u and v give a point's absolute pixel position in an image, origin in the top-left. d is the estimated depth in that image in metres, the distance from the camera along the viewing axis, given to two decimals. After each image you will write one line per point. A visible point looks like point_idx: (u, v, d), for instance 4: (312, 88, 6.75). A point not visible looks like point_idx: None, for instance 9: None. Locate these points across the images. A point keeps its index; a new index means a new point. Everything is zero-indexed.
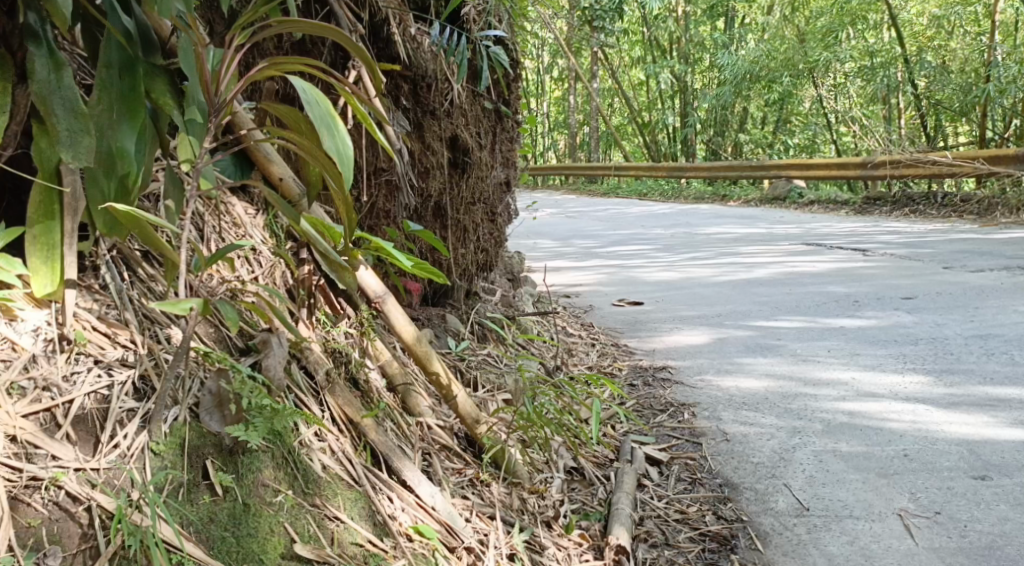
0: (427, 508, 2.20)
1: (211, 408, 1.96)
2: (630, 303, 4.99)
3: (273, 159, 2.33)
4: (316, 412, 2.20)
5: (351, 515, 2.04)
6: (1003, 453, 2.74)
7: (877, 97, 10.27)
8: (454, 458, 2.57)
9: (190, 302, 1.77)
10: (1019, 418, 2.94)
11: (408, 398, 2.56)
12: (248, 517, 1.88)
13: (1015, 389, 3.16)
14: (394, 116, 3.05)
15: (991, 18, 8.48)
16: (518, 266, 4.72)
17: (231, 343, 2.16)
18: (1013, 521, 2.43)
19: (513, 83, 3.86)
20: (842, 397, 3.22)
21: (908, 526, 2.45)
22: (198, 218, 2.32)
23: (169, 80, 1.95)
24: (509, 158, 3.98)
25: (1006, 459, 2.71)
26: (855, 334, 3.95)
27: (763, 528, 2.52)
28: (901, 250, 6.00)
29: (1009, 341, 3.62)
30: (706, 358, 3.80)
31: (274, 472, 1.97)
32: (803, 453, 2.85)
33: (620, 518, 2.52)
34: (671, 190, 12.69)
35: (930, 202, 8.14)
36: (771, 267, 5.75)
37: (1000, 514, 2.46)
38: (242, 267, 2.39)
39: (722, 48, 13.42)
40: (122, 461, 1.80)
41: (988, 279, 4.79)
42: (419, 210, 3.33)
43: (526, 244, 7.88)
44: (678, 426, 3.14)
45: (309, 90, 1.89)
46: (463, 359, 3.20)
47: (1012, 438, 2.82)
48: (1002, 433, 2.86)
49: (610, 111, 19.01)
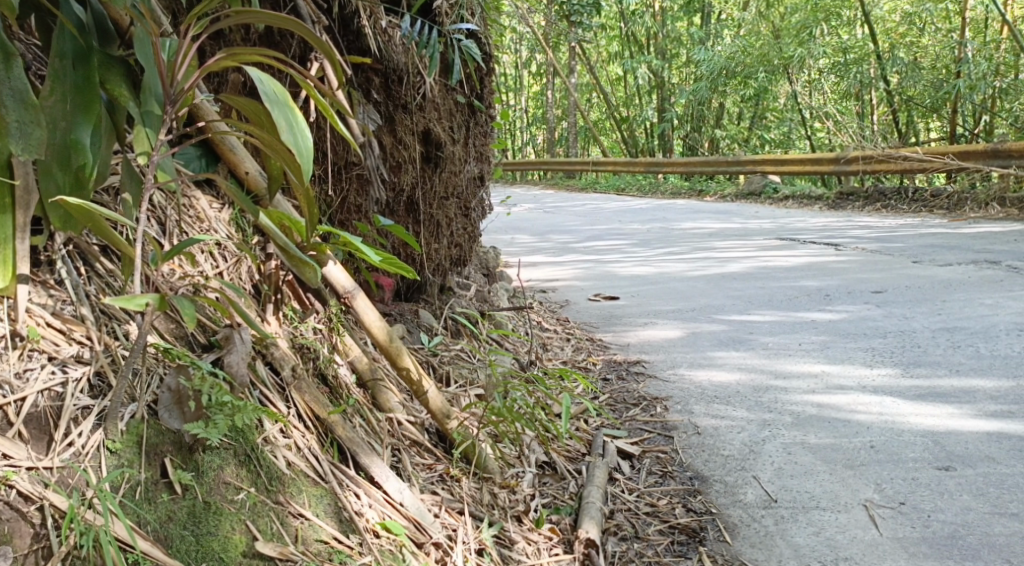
0: (395, 504, 2.18)
1: (170, 405, 1.93)
2: (605, 298, 4.99)
3: (237, 152, 2.34)
4: (282, 409, 2.18)
5: (316, 512, 2.03)
6: (967, 444, 2.76)
7: (850, 92, 10.33)
8: (424, 453, 2.56)
9: (146, 298, 1.75)
10: (985, 410, 2.95)
11: (378, 394, 2.55)
12: (208, 515, 1.86)
13: (980, 381, 3.18)
14: (362, 108, 3.04)
15: (962, 15, 8.53)
16: (494, 262, 4.71)
17: (193, 339, 2.13)
18: (975, 511, 2.44)
19: (486, 78, 3.83)
20: (812, 389, 3.23)
21: (873, 517, 2.46)
22: (160, 211, 2.29)
23: (125, 71, 1.95)
24: (483, 152, 3.95)
25: (970, 450, 2.72)
26: (826, 327, 3.96)
27: (731, 520, 2.52)
28: (873, 245, 6.03)
29: (975, 333, 3.65)
30: (678, 352, 3.80)
31: (236, 470, 1.95)
32: (772, 445, 2.85)
33: (590, 511, 2.51)
34: (649, 185, 12.74)
35: (902, 197, 8.20)
36: (745, 262, 5.76)
37: (963, 503, 2.48)
38: (205, 262, 2.36)
39: (699, 44, 13.45)
40: (77, 459, 1.78)
41: (956, 272, 4.82)
42: (391, 205, 3.31)
43: (504, 239, 7.87)
44: (650, 420, 3.14)
45: (267, 81, 1.86)
46: (436, 354, 3.19)
47: (976, 428, 2.84)
48: (966, 424, 2.87)
49: (588, 106, 19.04)
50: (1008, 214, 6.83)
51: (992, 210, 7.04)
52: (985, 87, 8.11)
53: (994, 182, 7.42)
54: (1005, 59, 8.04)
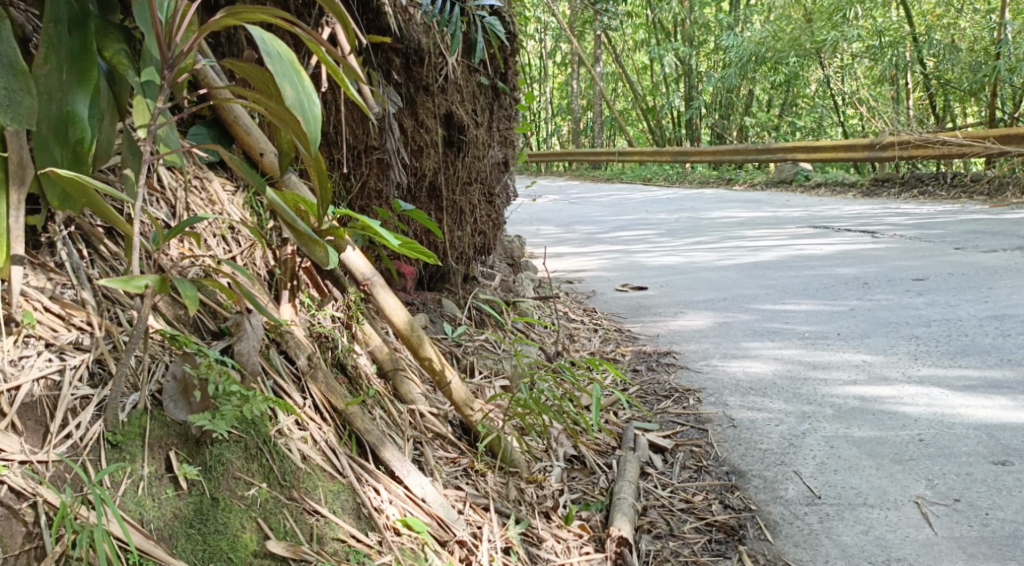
0: (416, 500, 2.06)
1: (176, 394, 1.81)
2: (633, 287, 4.86)
3: (252, 133, 2.25)
4: (297, 400, 2.06)
5: (333, 509, 1.90)
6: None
7: (885, 77, 10.15)
8: (448, 446, 2.45)
9: (145, 280, 1.63)
10: None
11: (399, 385, 2.44)
12: (216, 512, 1.75)
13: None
14: (384, 90, 2.91)
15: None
16: (519, 250, 4.57)
17: (202, 326, 2.01)
18: None
19: (510, 59, 3.72)
20: (854, 381, 3.08)
21: (926, 514, 2.32)
22: (169, 193, 2.18)
23: (126, 38, 1.84)
24: (507, 136, 3.84)
25: None
26: (865, 316, 3.81)
27: (772, 517, 2.39)
28: (911, 232, 5.87)
29: None
30: (710, 343, 3.66)
31: (246, 464, 1.84)
32: (813, 438, 2.71)
33: (622, 508, 2.39)
34: (676, 175, 12.58)
35: (939, 183, 8.02)
36: (778, 250, 5.61)
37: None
38: (218, 246, 2.24)
39: (728, 30, 13.25)
40: (73, 453, 1.68)
41: (1000, 259, 4.66)
42: (413, 190, 3.19)
43: (529, 230, 7.73)
44: (682, 412, 3.00)
45: (270, 41, 1.73)
46: (460, 344, 3.08)
47: None
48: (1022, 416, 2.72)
49: (615, 95, 18.91)
50: None
51: None
52: None
53: None
54: None
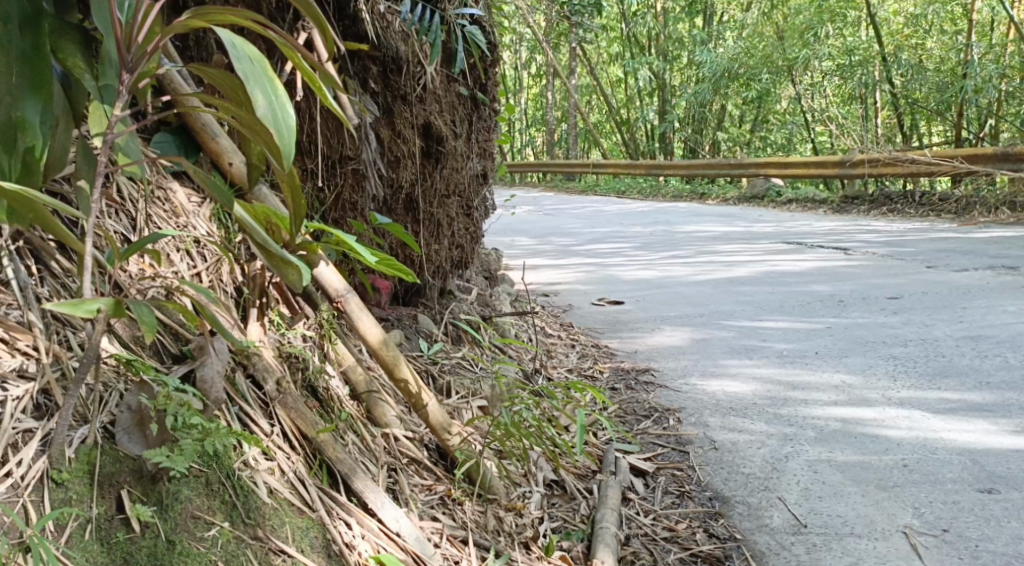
0: (391, 535, 1.92)
1: (131, 427, 1.70)
2: (609, 302, 4.75)
3: (220, 141, 2.13)
4: (264, 429, 1.93)
5: (300, 548, 1.78)
6: (1008, 464, 2.52)
7: (854, 94, 10.14)
8: (424, 473, 2.32)
9: (96, 304, 1.50)
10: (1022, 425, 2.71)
11: (373, 407, 2.32)
12: (171, 556, 1.63)
13: (1013, 394, 2.93)
14: (360, 97, 2.78)
15: (968, 18, 8.30)
16: (495, 263, 4.45)
17: (162, 348, 1.89)
18: None
19: (490, 69, 3.60)
20: (835, 402, 2.98)
21: (915, 546, 2.22)
22: (130, 205, 2.05)
23: (83, 40, 1.72)
24: (486, 148, 3.72)
25: (1012, 470, 2.49)
26: (843, 334, 3.72)
27: (758, 547, 2.28)
28: (883, 249, 5.81)
29: (1001, 343, 3.41)
30: (689, 360, 3.56)
31: (207, 501, 1.71)
32: (796, 462, 2.61)
33: (604, 539, 2.27)
34: (649, 188, 12.51)
35: (908, 201, 7.98)
36: (752, 266, 5.53)
37: (1012, 532, 2.23)
38: (181, 262, 2.11)
39: (701, 44, 13.23)
40: (13, 493, 1.55)
41: (973, 278, 4.59)
42: (389, 202, 3.06)
43: (504, 242, 7.60)
44: (663, 434, 2.89)
45: (239, 45, 1.60)
46: (436, 362, 2.95)
47: (1017, 447, 2.60)
48: (1006, 441, 2.63)
49: (589, 108, 18.88)
50: (1018, 220, 6.61)
51: (1002, 215, 6.82)
52: (992, 90, 7.90)
53: (1001, 187, 7.21)
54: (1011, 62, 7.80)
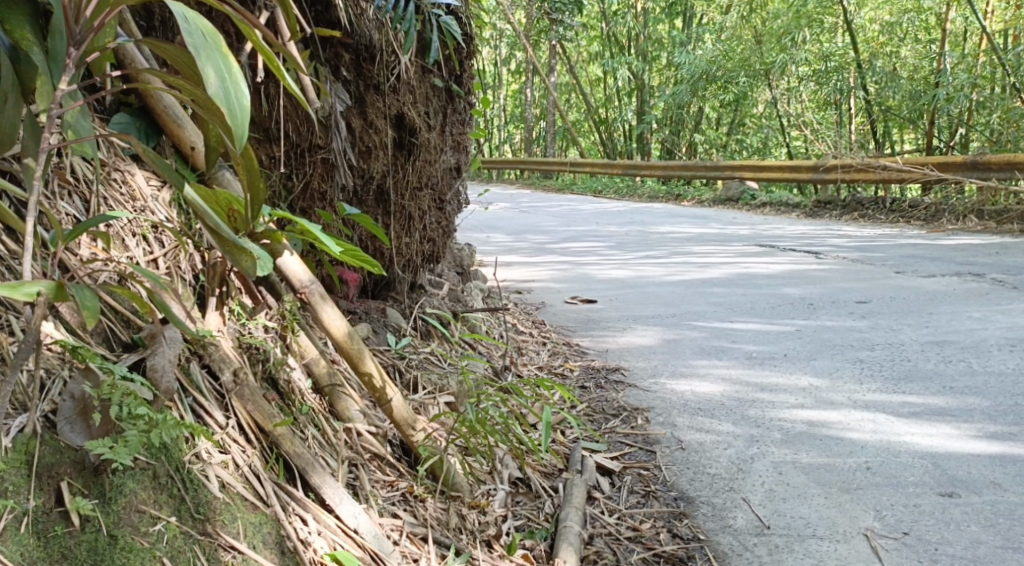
0: (348, 531, 1.87)
1: (74, 416, 1.64)
2: (582, 300, 4.72)
3: (182, 124, 2.08)
4: (219, 421, 1.87)
5: (253, 544, 1.73)
6: (969, 468, 2.49)
7: (829, 100, 10.15)
8: (386, 468, 2.27)
9: (36, 286, 1.44)
10: (984, 430, 2.69)
11: (336, 401, 2.26)
12: (113, 552, 1.57)
13: (976, 399, 2.91)
14: (331, 84, 2.72)
15: (942, 27, 8.32)
16: (468, 258, 4.40)
17: (113, 336, 1.83)
18: (986, 545, 2.18)
19: (466, 61, 3.54)
20: (801, 404, 2.95)
21: (875, 549, 2.19)
22: (83, 186, 1.99)
23: (30, 12, 1.65)
24: (460, 142, 3.66)
25: (973, 475, 2.46)
26: (812, 337, 3.70)
27: (721, 548, 2.24)
28: (853, 254, 5.80)
29: (965, 348, 3.39)
30: (658, 360, 3.52)
31: (154, 494, 1.66)
32: (761, 464, 2.58)
33: (567, 538, 2.23)
34: (626, 188, 12.48)
35: (880, 206, 7.99)
36: (725, 268, 5.50)
37: (972, 536, 2.21)
38: (136, 247, 2.05)
39: (680, 46, 13.20)
40: None
41: (940, 284, 4.58)
42: (360, 193, 3.00)
43: (479, 238, 7.55)
44: (630, 433, 2.85)
45: (192, 18, 1.54)
46: (404, 357, 2.89)
47: (979, 451, 2.57)
48: (968, 446, 2.61)
49: (567, 106, 18.85)
50: (986, 228, 6.61)
51: (970, 223, 6.83)
52: (964, 99, 7.92)
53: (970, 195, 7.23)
54: (984, 71, 7.76)
